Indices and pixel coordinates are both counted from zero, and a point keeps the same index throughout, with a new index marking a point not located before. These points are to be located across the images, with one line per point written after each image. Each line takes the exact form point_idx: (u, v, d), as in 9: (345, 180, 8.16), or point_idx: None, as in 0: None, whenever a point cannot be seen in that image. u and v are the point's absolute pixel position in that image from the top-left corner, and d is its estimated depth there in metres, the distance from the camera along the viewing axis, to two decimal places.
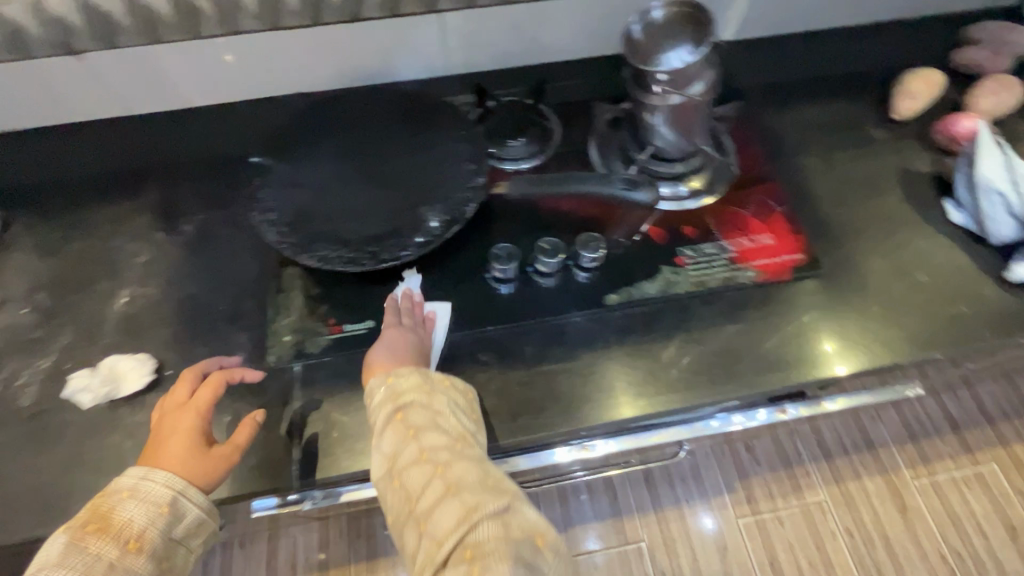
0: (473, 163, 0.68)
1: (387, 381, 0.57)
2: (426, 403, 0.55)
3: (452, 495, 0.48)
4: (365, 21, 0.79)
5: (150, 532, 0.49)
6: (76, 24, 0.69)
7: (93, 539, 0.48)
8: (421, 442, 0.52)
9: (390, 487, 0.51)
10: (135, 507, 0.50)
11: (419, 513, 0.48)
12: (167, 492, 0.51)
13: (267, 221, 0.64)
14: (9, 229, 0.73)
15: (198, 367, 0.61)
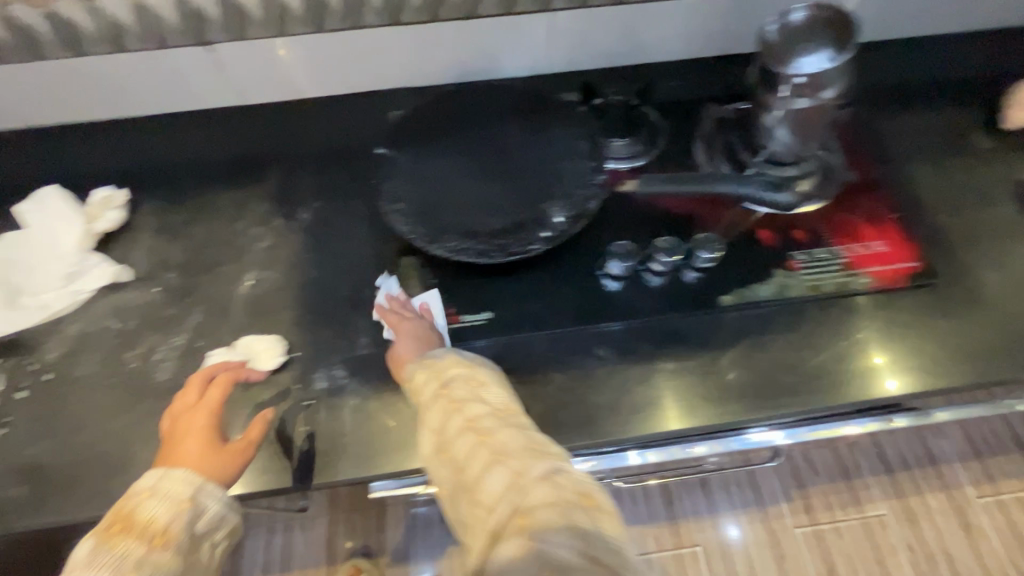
0: (594, 161, 0.69)
1: (424, 360, 0.57)
2: (468, 375, 0.54)
3: (498, 461, 0.45)
4: (479, 20, 0.80)
5: (175, 526, 0.49)
6: (213, 15, 0.73)
7: (119, 538, 0.47)
8: (464, 413, 0.49)
9: (437, 460, 0.49)
10: (158, 505, 0.49)
11: (469, 484, 0.45)
12: (189, 486, 0.51)
13: (395, 211, 0.66)
14: (137, 211, 0.76)
15: (203, 371, 0.61)
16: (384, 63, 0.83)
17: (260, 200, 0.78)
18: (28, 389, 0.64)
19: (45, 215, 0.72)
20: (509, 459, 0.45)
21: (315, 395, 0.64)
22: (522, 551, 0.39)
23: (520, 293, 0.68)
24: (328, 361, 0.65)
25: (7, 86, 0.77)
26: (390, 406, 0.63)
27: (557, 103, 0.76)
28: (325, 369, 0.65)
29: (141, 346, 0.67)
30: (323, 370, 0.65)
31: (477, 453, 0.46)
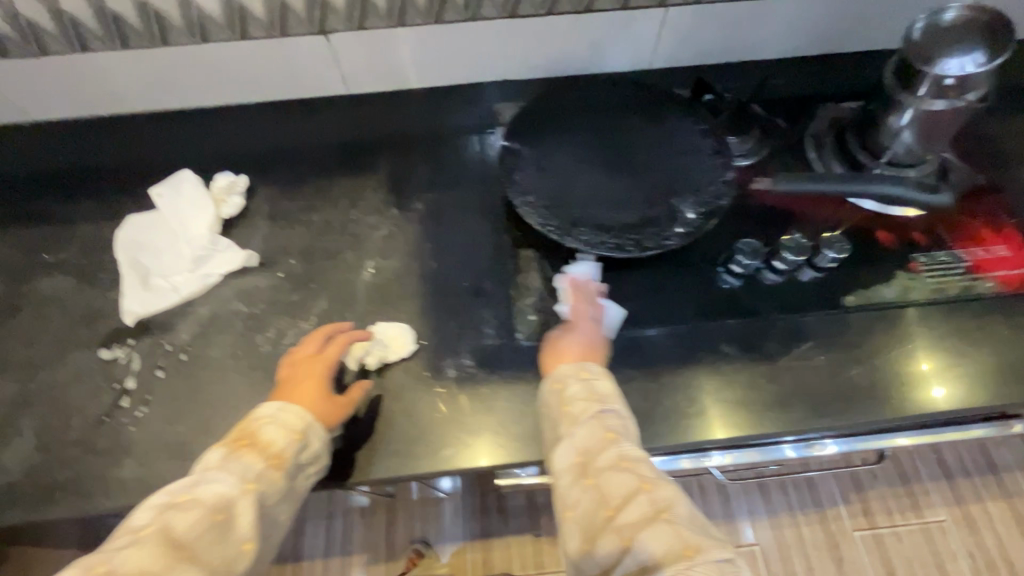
0: (721, 157, 0.69)
1: (581, 374, 0.57)
2: (621, 413, 0.55)
3: (662, 519, 0.44)
4: (593, 14, 0.79)
5: (289, 453, 0.52)
6: (337, 4, 0.74)
7: (244, 451, 0.50)
8: (623, 451, 0.50)
9: (581, 487, 0.48)
10: (277, 430, 0.53)
11: (620, 526, 0.45)
12: (301, 421, 0.54)
13: (526, 203, 0.66)
14: (254, 197, 0.78)
15: (323, 329, 0.63)
16: (492, 56, 0.84)
17: (374, 189, 0.79)
18: (165, 368, 0.66)
19: (177, 202, 0.74)
20: (673, 517, 0.44)
21: (446, 383, 0.64)
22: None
23: (642, 287, 0.69)
24: (456, 350, 0.66)
25: (132, 70, 0.79)
26: (521, 396, 0.64)
27: (674, 99, 0.76)
28: (454, 357, 0.66)
29: (271, 330, 0.68)
30: (452, 358, 0.66)
31: (635, 496, 0.46)
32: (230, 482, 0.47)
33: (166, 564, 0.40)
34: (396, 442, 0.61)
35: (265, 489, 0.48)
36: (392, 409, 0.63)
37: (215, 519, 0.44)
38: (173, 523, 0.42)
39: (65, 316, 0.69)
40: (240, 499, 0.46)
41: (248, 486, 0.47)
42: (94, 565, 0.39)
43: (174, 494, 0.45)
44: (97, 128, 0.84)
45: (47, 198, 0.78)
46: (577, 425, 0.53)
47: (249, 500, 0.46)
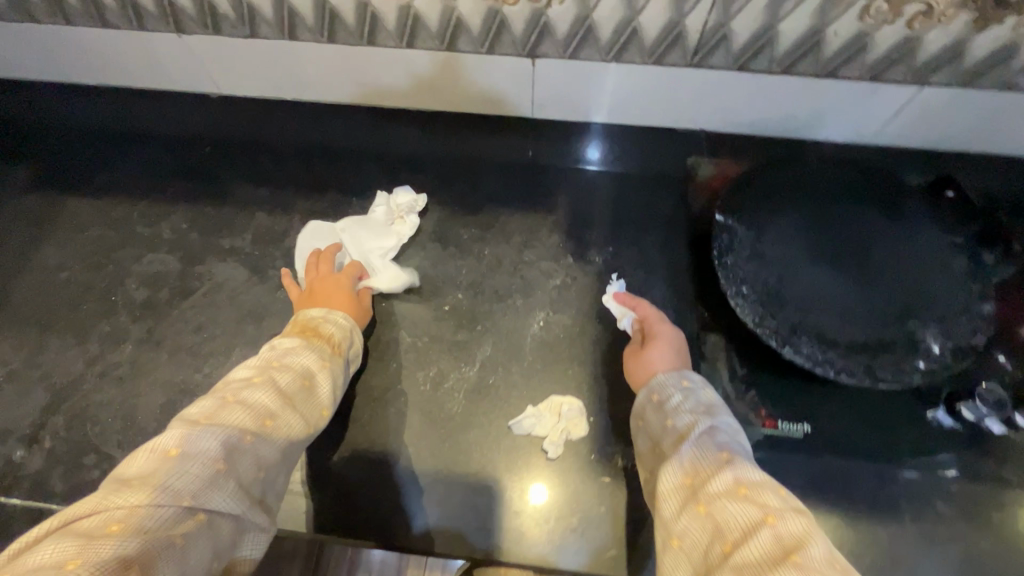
0: (979, 284, 0.59)
1: (682, 384, 0.54)
2: (741, 442, 0.48)
3: (790, 559, 0.35)
4: (834, 79, 0.69)
5: (346, 345, 0.56)
6: (559, 30, 0.67)
7: (310, 338, 0.54)
8: (742, 474, 0.43)
9: (691, 514, 0.42)
10: (335, 327, 0.56)
11: (740, 565, 0.36)
12: (348, 322, 0.58)
13: (739, 294, 0.59)
14: (428, 217, 0.75)
15: (328, 248, 0.69)
16: (698, 103, 0.75)
17: (550, 231, 0.74)
18: None
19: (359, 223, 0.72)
20: (806, 562, 0.35)
21: (613, 473, 0.59)
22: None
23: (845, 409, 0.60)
24: (627, 437, 0.61)
25: (324, 63, 0.76)
26: None
27: (920, 196, 0.65)
28: (624, 446, 0.60)
29: (431, 368, 0.65)
30: (621, 447, 0.60)
31: (756, 528, 0.38)
32: (310, 359, 0.51)
33: (280, 406, 0.45)
34: (555, 527, 0.57)
35: (336, 369, 0.52)
36: (555, 489, 0.59)
37: (303, 384, 0.48)
38: (275, 378, 0.47)
39: (233, 308, 0.69)
40: (320, 374, 0.50)
41: (323, 365, 0.51)
42: (228, 396, 0.43)
43: (267, 359, 0.49)
44: (284, 112, 0.83)
45: (229, 180, 0.79)
46: (685, 445, 0.48)
47: (326, 375, 0.50)
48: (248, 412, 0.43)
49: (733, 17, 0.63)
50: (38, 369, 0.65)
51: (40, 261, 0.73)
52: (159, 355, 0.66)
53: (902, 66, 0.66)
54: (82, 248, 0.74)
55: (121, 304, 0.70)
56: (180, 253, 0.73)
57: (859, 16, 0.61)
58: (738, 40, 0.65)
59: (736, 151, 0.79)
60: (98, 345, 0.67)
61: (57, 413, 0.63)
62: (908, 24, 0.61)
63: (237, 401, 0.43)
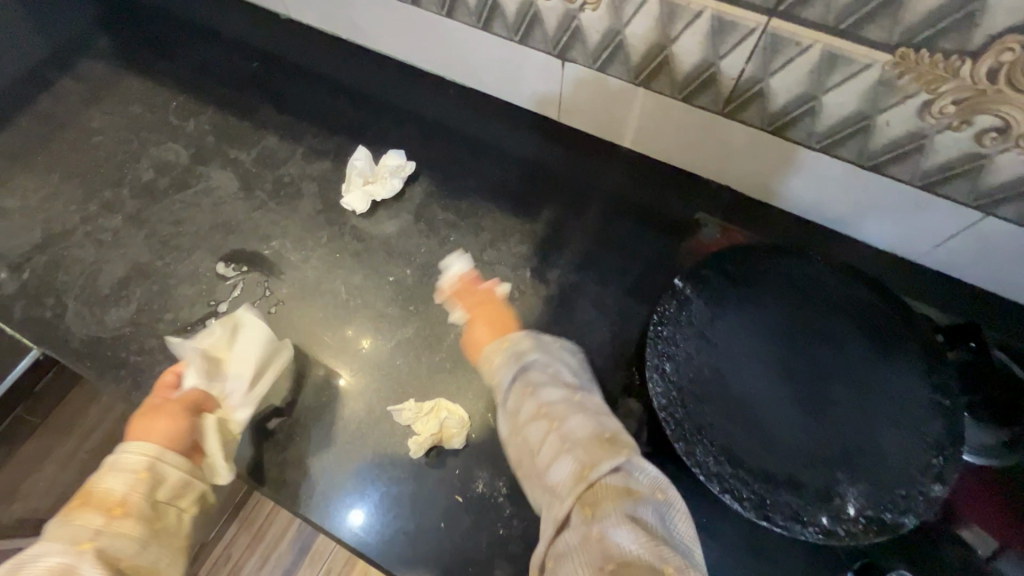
0: (941, 460, 0.49)
1: (504, 344, 0.53)
2: (546, 362, 0.52)
3: (568, 451, 0.45)
4: (879, 176, 0.59)
5: (134, 496, 0.49)
6: (590, 38, 0.63)
7: (74, 515, 0.47)
8: (541, 397, 0.49)
9: (513, 443, 0.49)
10: (119, 476, 0.49)
11: (543, 473, 0.46)
12: (141, 458, 0.51)
13: (657, 368, 0.54)
14: (414, 188, 0.75)
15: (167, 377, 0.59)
16: (724, 156, 0.68)
17: (521, 239, 0.71)
18: (252, 311, 0.67)
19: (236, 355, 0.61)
20: (579, 449, 0.45)
21: (468, 494, 0.57)
22: (583, 532, 0.40)
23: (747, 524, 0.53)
24: (497, 466, 0.59)
25: (375, 12, 0.78)
26: (530, 563, 0.55)
27: (928, 339, 0.55)
28: (490, 473, 0.58)
29: (352, 329, 0.66)
30: (487, 473, 0.58)
31: (549, 437, 0.47)
32: (59, 552, 0.44)
33: None
34: (389, 521, 0.57)
35: (103, 543, 0.45)
36: (407, 485, 0.58)
37: None
38: None
39: (212, 213, 0.74)
40: (78, 563, 0.43)
41: (81, 548, 0.44)
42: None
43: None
44: (334, 48, 0.87)
45: (260, 98, 0.83)
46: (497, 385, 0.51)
47: (87, 561, 0.44)
48: None
49: (773, 74, 0.56)
50: (44, 210, 0.74)
51: (85, 120, 0.81)
52: (137, 233, 0.72)
53: (962, 184, 0.55)
54: (121, 120, 0.82)
55: (128, 178, 0.77)
56: (193, 150, 0.79)
57: (918, 111, 0.52)
58: (774, 100, 0.58)
59: (753, 219, 0.71)
60: (96, 207, 0.74)
61: (42, 253, 0.71)
62: (977, 137, 0.51)
63: None
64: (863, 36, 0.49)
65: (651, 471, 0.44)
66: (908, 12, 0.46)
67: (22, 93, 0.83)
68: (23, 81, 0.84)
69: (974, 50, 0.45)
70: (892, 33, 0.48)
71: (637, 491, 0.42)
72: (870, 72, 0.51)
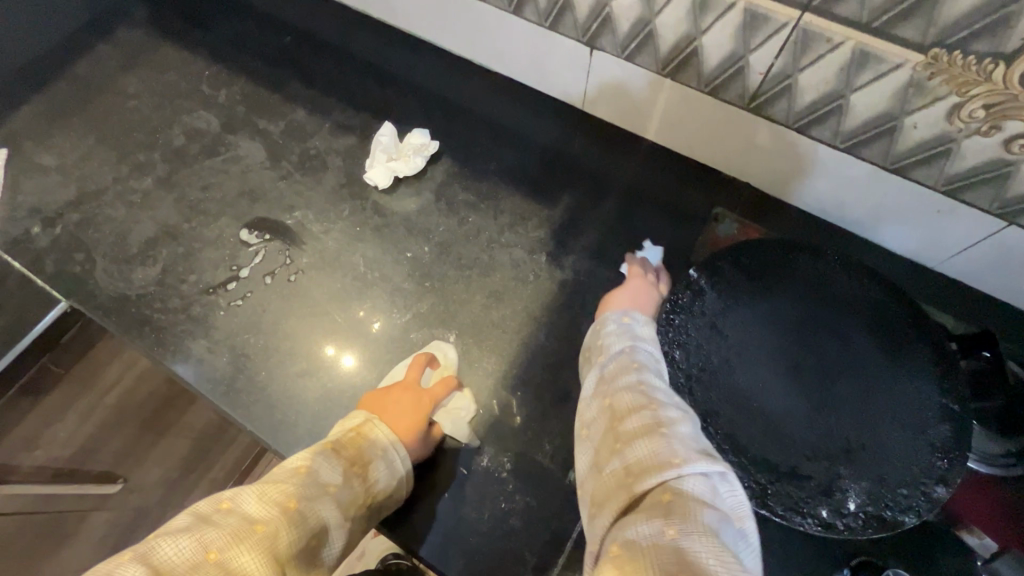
0: (945, 462, 0.49)
1: (624, 320, 0.55)
2: (656, 356, 0.51)
3: (663, 435, 0.42)
4: (904, 179, 0.59)
5: (378, 497, 0.51)
6: (620, 27, 0.64)
7: (353, 479, 0.49)
8: (647, 380, 0.47)
9: (597, 405, 0.48)
10: (385, 470, 0.52)
11: (621, 437, 0.44)
12: (399, 469, 0.53)
13: (666, 356, 0.54)
14: (436, 167, 0.76)
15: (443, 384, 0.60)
16: (749, 153, 0.68)
17: (539, 224, 0.72)
18: (272, 278, 0.69)
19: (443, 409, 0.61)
20: (672, 437, 0.42)
21: (472, 468, 0.59)
22: (659, 525, 0.36)
23: None
24: (502, 442, 0.60)
25: None
26: (530, 537, 0.56)
27: (941, 343, 0.55)
28: (495, 448, 0.60)
29: (368, 301, 0.67)
30: (492, 448, 0.60)
31: (644, 413, 0.44)
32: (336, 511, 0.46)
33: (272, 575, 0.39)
34: None
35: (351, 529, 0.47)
36: None
37: (310, 542, 0.43)
38: (285, 536, 0.41)
39: (239, 181, 0.75)
40: (334, 533, 0.45)
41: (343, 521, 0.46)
42: (211, 548, 0.37)
43: (291, 493, 0.44)
44: (366, 26, 0.88)
45: (290, 71, 0.85)
46: (607, 357, 0.52)
47: (338, 534, 0.45)
48: None
49: (802, 70, 0.56)
50: (79, 169, 0.76)
51: (121, 85, 0.84)
52: (166, 197, 0.74)
53: (987, 191, 0.55)
54: (156, 87, 0.84)
55: (160, 143, 0.79)
56: (224, 119, 0.81)
57: (947, 114, 0.52)
58: (802, 97, 0.58)
59: (770, 217, 0.71)
60: (128, 169, 0.77)
61: (74, 211, 0.73)
62: (1005, 143, 0.51)
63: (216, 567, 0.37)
64: (896, 36, 0.49)
65: (740, 502, 0.39)
66: (944, 13, 0.45)
67: (62, 55, 0.85)
68: (63, 44, 0.86)
69: (1008, 54, 0.45)
70: (925, 34, 0.47)
71: (721, 507, 0.38)
72: (900, 72, 0.51)
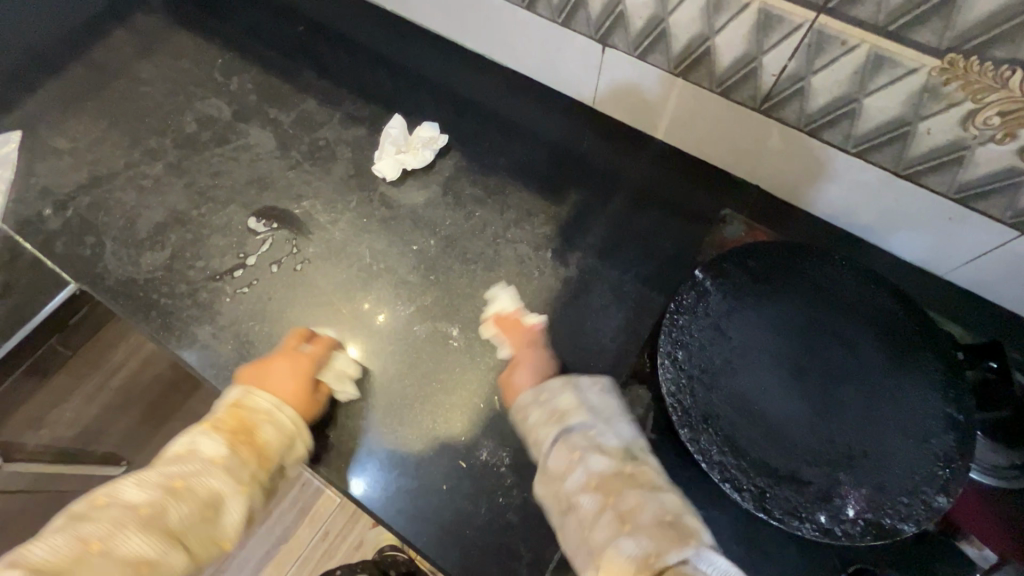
0: (948, 472, 0.49)
1: (539, 398, 0.54)
2: (589, 427, 0.51)
3: (628, 534, 0.44)
4: (915, 188, 0.59)
5: (275, 456, 0.54)
6: (634, 24, 0.63)
7: (239, 450, 0.52)
8: (591, 469, 0.48)
9: (558, 510, 0.49)
10: (274, 431, 0.55)
11: (596, 546, 0.45)
12: (291, 426, 0.56)
13: (669, 356, 0.54)
14: (444, 161, 0.76)
15: (318, 351, 0.61)
16: (758, 156, 0.68)
17: (545, 220, 0.72)
18: (278, 266, 0.69)
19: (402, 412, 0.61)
20: (638, 532, 0.43)
21: (471, 461, 0.59)
22: None
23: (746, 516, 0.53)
24: (502, 437, 0.60)
25: None
26: (527, 531, 0.56)
27: (948, 352, 0.55)
28: (495, 443, 0.60)
29: (372, 293, 0.68)
30: (492, 442, 0.60)
31: (604, 513, 0.46)
32: (225, 483, 0.50)
33: (161, 547, 0.44)
34: (394, 480, 0.58)
35: (252, 494, 0.51)
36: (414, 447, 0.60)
37: (204, 513, 0.48)
38: (169, 514, 0.46)
39: (248, 169, 0.76)
40: (229, 499, 0.49)
41: (238, 487, 0.50)
42: (92, 540, 0.42)
43: (171, 479, 0.48)
44: (379, 18, 0.88)
45: (302, 61, 0.85)
46: (541, 445, 0.52)
47: (236, 502, 0.50)
48: (110, 566, 0.42)
49: (815, 72, 0.55)
50: (91, 153, 0.77)
51: (135, 71, 0.84)
52: (176, 182, 0.75)
53: (1000, 199, 0.55)
54: (169, 73, 0.84)
55: (172, 129, 0.79)
56: (235, 107, 0.81)
57: (961, 120, 0.51)
58: (815, 100, 0.58)
59: (779, 221, 0.70)
60: (139, 154, 0.77)
61: (85, 194, 0.74)
62: (1020, 151, 0.50)
63: (100, 553, 0.42)
64: (913, 40, 0.48)
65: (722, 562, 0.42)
66: (962, 18, 0.45)
67: (77, 39, 0.86)
68: (80, 28, 0.87)
69: None
70: (943, 38, 0.47)
71: None
72: (915, 77, 0.50)
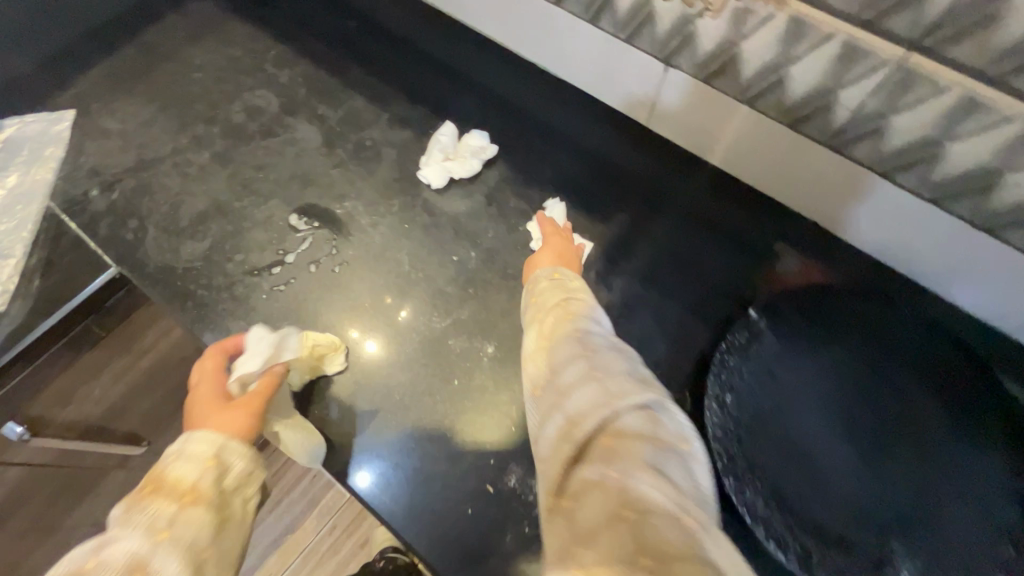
0: (1012, 551, 0.45)
1: (553, 276, 0.56)
2: (592, 305, 0.52)
3: (595, 377, 0.42)
4: (991, 240, 0.55)
5: (203, 483, 0.46)
6: (702, 47, 0.61)
7: (148, 501, 0.44)
8: (581, 329, 0.48)
9: (536, 363, 0.48)
10: (186, 465, 0.46)
11: (561, 393, 0.43)
12: (211, 445, 0.48)
13: (717, 399, 0.51)
14: (490, 171, 0.74)
15: (211, 364, 0.56)
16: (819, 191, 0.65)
17: (590, 240, 0.69)
18: (317, 267, 0.68)
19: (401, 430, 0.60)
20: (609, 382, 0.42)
21: (499, 486, 0.57)
22: (602, 471, 0.36)
23: None
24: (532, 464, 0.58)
25: None
26: None
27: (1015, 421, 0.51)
28: (524, 470, 0.58)
29: (408, 302, 0.66)
30: (521, 469, 0.58)
31: (579, 362, 0.44)
32: (137, 540, 0.41)
33: None
34: (418, 498, 0.56)
35: (184, 534, 0.43)
36: (440, 466, 0.58)
37: None
38: None
39: (292, 165, 0.75)
40: (153, 552, 0.41)
41: (158, 538, 0.42)
42: None
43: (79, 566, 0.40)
44: (434, 18, 0.87)
45: (353, 57, 0.84)
46: (542, 312, 0.52)
47: (163, 555, 0.41)
48: None
49: (898, 112, 0.52)
50: (139, 136, 0.77)
51: (188, 57, 0.84)
52: (220, 172, 0.75)
53: None
54: (222, 61, 0.84)
55: (220, 118, 0.79)
56: (284, 100, 0.81)
57: None
58: (892, 140, 0.55)
59: (836, 261, 0.67)
60: (186, 141, 0.77)
61: (132, 177, 0.74)
62: None
63: None
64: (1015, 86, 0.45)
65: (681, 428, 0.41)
66: None
67: (134, 21, 0.86)
68: (137, 10, 0.87)
69: None
70: None
71: (664, 438, 0.39)
72: (1010, 126, 0.47)
